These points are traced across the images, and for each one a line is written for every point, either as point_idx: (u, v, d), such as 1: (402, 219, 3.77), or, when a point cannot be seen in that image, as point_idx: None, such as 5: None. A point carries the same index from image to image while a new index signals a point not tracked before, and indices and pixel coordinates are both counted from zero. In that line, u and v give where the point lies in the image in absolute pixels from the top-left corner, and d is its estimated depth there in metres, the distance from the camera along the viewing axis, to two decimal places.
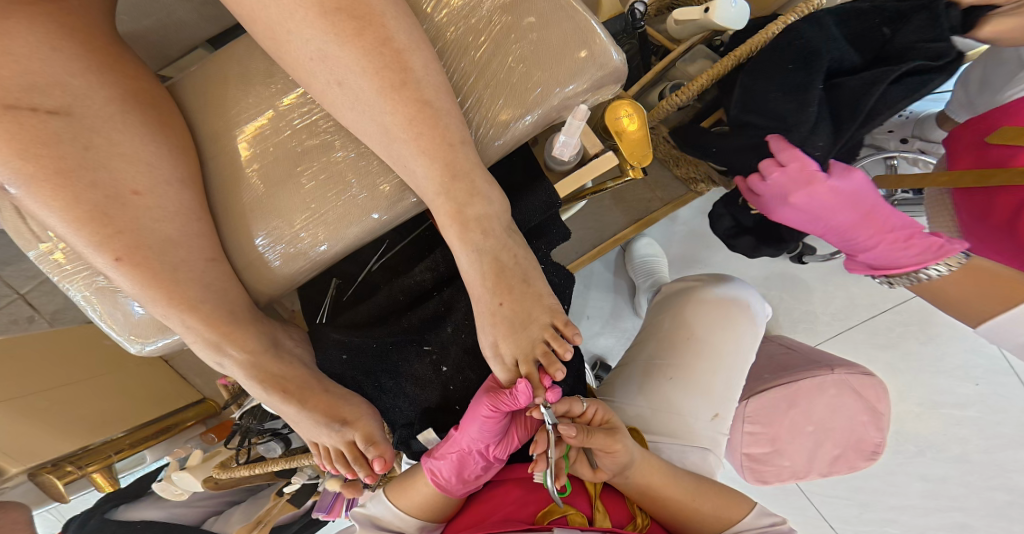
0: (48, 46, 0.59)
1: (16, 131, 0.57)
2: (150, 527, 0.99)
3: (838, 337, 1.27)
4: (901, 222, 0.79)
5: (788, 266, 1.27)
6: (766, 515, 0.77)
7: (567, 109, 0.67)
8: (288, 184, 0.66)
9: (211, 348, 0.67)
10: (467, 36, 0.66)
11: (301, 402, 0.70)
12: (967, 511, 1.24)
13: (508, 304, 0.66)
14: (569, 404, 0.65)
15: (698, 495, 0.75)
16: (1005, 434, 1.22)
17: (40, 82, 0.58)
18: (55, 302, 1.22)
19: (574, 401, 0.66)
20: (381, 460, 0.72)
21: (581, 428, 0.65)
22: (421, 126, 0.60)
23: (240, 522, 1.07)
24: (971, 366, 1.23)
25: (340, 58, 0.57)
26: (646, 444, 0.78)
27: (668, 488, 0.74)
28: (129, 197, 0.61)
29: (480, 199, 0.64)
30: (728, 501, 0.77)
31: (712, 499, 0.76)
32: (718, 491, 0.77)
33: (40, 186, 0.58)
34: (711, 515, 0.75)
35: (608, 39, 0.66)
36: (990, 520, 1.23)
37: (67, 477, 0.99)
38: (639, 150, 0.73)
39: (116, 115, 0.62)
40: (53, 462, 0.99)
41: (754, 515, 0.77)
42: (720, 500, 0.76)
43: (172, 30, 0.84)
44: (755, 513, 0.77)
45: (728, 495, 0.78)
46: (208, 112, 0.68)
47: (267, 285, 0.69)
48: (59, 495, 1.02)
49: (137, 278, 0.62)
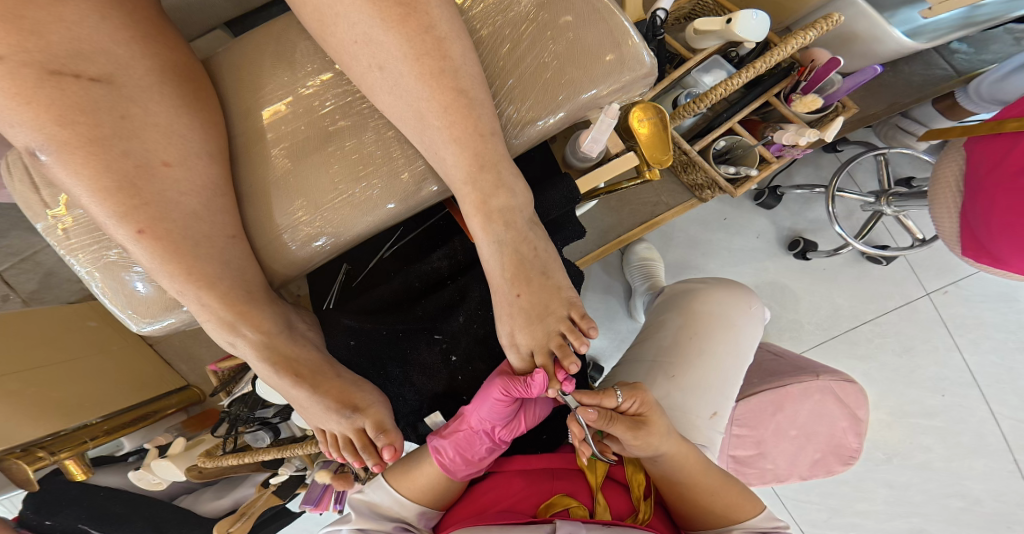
0: (99, 15, 0.59)
1: (54, 97, 0.56)
2: (114, 498, 1.05)
3: (822, 345, 1.31)
4: None
5: (777, 276, 1.31)
6: (771, 518, 0.77)
7: (595, 108, 0.69)
8: (314, 165, 0.66)
9: (225, 327, 0.66)
10: (503, 30, 0.67)
11: (311, 386, 0.69)
12: (924, 516, 1.30)
13: (525, 296, 0.67)
14: (587, 393, 0.65)
15: (715, 490, 0.75)
16: (964, 443, 1.28)
17: (85, 49, 0.57)
18: (33, 283, 1.20)
19: (607, 394, 0.66)
20: (390, 449, 0.71)
21: (603, 412, 0.65)
22: (455, 115, 0.61)
23: (211, 499, 1.13)
24: (939, 378, 1.28)
25: (384, 43, 0.58)
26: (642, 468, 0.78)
27: (677, 485, 0.74)
28: (159, 169, 0.60)
29: (505, 191, 0.65)
30: (743, 495, 0.76)
31: (732, 495, 0.76)
32: (742, 491, 0.77)
33: (71, 152, 0.57)
34: (722, 511, 0.75)
35: (640, 42, 0.68)
36: (944, 526, 1.29)
37: (38, 463, 0.95)
38: (660, 152, 0.75)
39: (154, 86, 0.61)
40: (23, 447, 0.95)
41: (761, 517, 0.76)
42: (737, 496, 0.76)
43: (196, 11, 0.83)
44: (766, 514, 0.77)
45: (742, 492, 0.77)
46: (238, 90, 0.68)
47: (284, 266, 0.68)
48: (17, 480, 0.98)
49: (156, 252, 0.61)
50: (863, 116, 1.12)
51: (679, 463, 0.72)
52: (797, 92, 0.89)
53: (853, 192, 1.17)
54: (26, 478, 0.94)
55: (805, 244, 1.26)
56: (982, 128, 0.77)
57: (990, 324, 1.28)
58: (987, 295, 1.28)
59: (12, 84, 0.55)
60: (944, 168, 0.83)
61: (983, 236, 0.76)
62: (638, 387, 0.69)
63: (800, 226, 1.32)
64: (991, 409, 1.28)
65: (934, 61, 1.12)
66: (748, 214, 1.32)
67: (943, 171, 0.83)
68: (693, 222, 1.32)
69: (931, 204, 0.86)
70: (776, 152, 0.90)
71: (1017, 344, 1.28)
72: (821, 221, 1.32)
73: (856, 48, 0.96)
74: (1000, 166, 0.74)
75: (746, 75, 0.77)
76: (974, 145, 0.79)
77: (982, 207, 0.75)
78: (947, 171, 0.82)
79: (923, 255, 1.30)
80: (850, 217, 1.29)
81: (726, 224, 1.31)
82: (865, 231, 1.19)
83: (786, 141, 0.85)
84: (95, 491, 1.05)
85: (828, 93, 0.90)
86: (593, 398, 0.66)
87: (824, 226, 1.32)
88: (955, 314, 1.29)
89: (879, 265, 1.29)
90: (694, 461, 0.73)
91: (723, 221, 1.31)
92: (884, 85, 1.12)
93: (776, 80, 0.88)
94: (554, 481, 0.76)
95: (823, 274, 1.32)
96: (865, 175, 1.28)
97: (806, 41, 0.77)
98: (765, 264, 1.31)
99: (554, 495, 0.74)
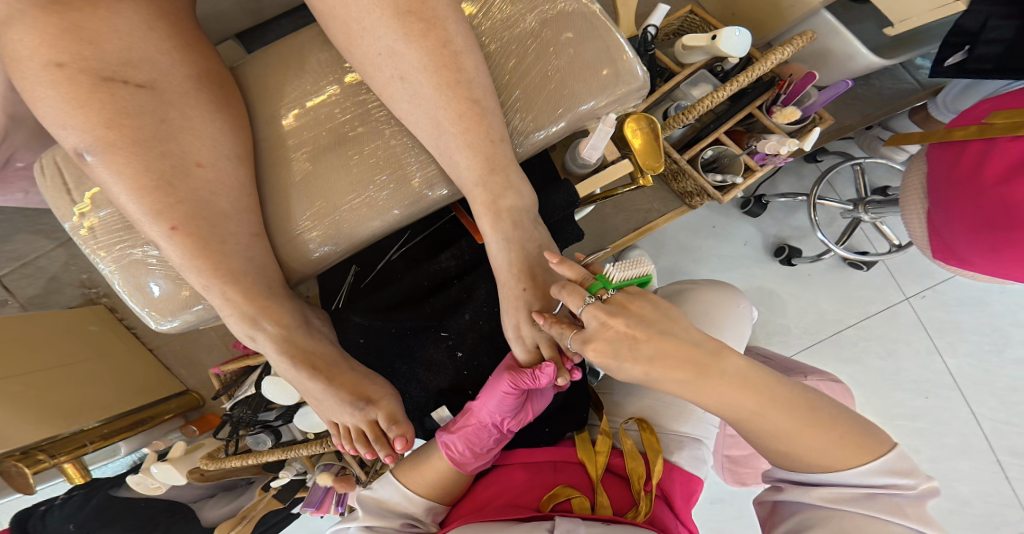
0: (146, 27, 0.63)
1: (102, 100, 0.61)
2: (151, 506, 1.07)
3: (809, 349, 1.36)
4: (1005, 215, 0.74)
5: (765, 283, 1.37)
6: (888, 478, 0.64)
7: (593, 118, 0.74)
8: (334, 170, 0.70)
9: (247, 321, 0.69)
10: (510, 45, 0.72)
11: (328, 379, 0.73)
12: None
13: (531, 290, 0.72)
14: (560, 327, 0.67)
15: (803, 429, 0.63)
16: (949, 444, 1.33)
17: (132, 57, 0.62)
18: (35, 287, 1.22)
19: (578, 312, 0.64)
20: (402, 440, 0.74)
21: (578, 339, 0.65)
22: (468, 122, 0.66)
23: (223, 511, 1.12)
24: (922, 380, 1.34)
25: (406, 55, 0.63)
26: (642, 464, 0.80)
27: None
28: (193, 170, 0.64)
29: (513, 192, 0.70)
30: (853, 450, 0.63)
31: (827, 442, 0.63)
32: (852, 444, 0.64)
33: (113, 152, 0.61)
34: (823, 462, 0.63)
35: (634, 57, 0.73)
36: None
37: (38, 465, 0.98)
38: (652, 159, 0.81)
39: (190, 93, 0.65)
40: (22, 450, 0.98)
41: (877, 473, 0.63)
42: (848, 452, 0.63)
43: (212, 22, 0.88)
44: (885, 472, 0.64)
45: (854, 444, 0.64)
46: (262, 97, 0.72)
47: (305, 265, 0.72)
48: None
49: (187, 248, 0.64)
50: (840, 127, 1.18)
51: None
52: (777, 105, 0.94)
53: (832, 201, 1.23)
54: (27, 483, 0.97)
55: (789, 251, 1.33)
56: (934, 137, 0.84)
57: (965, 327, 1.35)
58: (962, 299, 1.35)
59: (65, 88, 0.60)
60: (909, 178, 0.90)
61: (950, 240, 0.81)
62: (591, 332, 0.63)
63: (785, 233, 1.38)
64: (973, 411, 1.33)
65: (900, 76, 1.20)
66: (735, 221, 1.38)
67: (910, 179, 0.90)
68: (683, 230, 1.38)
69: (902, 212, 0.92)
70: (760, 161, 0.95)
71: (992, 347, 1.34)
72: (804, 229, 1.38)
73: (829, 65, 1.03)
74: (953, 170, 0.80)
75: (729, 88, 0.83)
76: (931, 152, 0.86)
77: (943, 209, 0.81)
78: (913, 178, 0.89)
79: (900, 261, 1.37)
80: (831, 224, 1.35)
81: (715, 231, 1.37)
82: (844, 237, 1.25)
83: (768, 150, 0.90)
84: (134, 503, 1.06)
85: (805, 105, 0.95)
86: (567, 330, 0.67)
87: (807, 233, 1.38)
88: (934, 318, 1.35)
89: (860, 270, 1.36)
90: None
91: (712, 229, 1.37)
92: (857, 97, 1.20)
93: (758, 93, 0.93)
94: (556, 474, 0.80)
95: (809, 280, 1.37)
96: (841, 184, 1.35)
97: (783, 57, 0.83)
98: (752, 270, 1.37)
99: (556, 487, 0.77)
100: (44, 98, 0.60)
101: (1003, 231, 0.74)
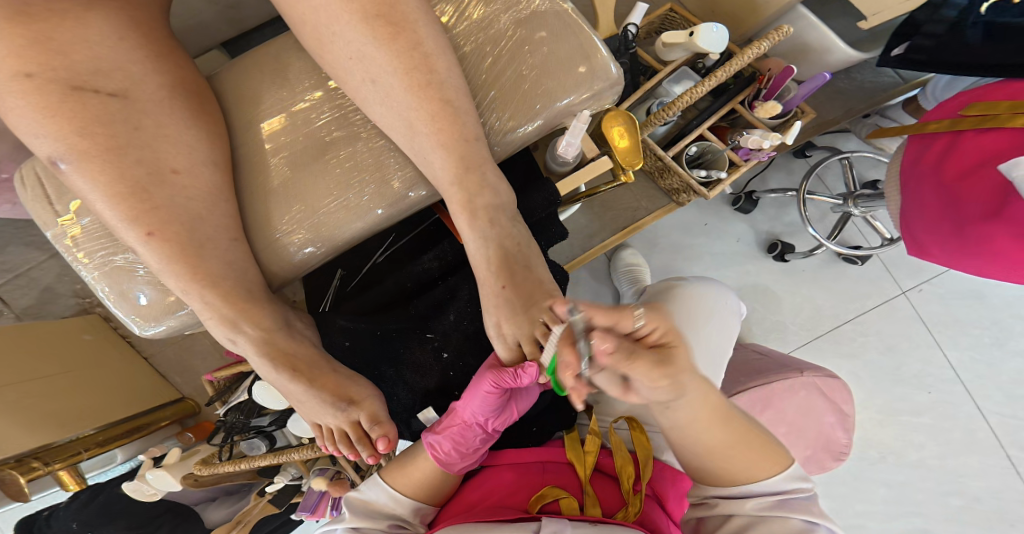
0: (117, 37, 0.64)
1: (72, 109, 0.61)
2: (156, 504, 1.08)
3: (807, 346, 1.35)
4: (967, 207, 0.74)
5: (759, 281, 1.36)
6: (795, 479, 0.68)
7: (569, 115, 0.74)
8: (312, 174, 0.71)
9: (228, 325, 0.69)
10: (485, 46, 0.72)
11: (310, 381, 0.73)
12: (927, 516, 1.31)
13: (509, 288, 0.71)
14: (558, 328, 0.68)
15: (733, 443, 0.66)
16: (956, 440, 1.32)
17: (104, 66, 0.63)
18: (28, 297, 1.23)
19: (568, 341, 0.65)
20: (384, 439, 0.75)
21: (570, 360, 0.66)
22: (441, 122, 0.66)
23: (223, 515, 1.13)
24: (924, 375, 1.33)
25: (377, 58, 0.63)
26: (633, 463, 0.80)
27: None
28: (168, 176, 0.65)
29: (489, 191, 0.70)
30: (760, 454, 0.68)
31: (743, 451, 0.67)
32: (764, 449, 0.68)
33: (87, 160, 0.62)
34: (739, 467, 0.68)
35: (608, 54, 0.74)
36: (948, 526, 1.31)
37: (32, 473, 0.97)
38: (632, 156, 0.80)
39: (164, 100, 0.66)
40: (17, 457, 0.97)
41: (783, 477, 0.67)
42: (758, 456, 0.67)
43: (191, 33, 0.89)
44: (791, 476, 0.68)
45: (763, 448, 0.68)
46: (238, 104, 0.72)
47: (286, 268, 0.73)
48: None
49: (164, 253, 0.65)
50: (820, 121, 1.18)
51: None
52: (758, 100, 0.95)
53: (822, 196, 1.22)
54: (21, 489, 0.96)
55: (783, 246, 1.32)
56: (911, 128, 0.84)
57: (964, 321, 1.34)
58: (959, 292, 1.35)
59: (37, 98, 0.60)
60: (889, 169, 0.90)
61: (914, 229, 0.81)
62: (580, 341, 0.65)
63: (778, 229, 1.38)
64: (978, 405, 1.33)
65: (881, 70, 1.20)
66: (727, 218, 1.37)
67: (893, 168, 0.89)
68: (676, 228, 1.37)
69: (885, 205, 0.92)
70: (744, 157, 0.95)
71: (992, 339, 1.34)
72: (796, 225, 1.38)
73: (808, 58, 1.03)
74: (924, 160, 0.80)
75: (709, 83, 0.82)
76: (908, 143, 0.85)
77: (912, 198, 0.81)
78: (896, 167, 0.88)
79: (895, 255, 1.37)
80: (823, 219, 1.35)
81: (707, 229, 1.37)
82: (835, 232, 1.24)
83: (752, 146, 0.90)
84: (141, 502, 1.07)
85: (785, 99, 0.96)
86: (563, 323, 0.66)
87: (800, 229, 1.38)
88: (931, 311, 1.35)
89: (855, 265, 1.36)
90: None
91: (704, 227, 1.37)
92: (840, 91, 1.20)
93: (739, 88, 0.94)
94: (545, 474, 0.80)
95: (805, 277, 1.37)
96: (832, 178, 1.34)
97: (760, 51, 0.83)
98: (748, 267, 1.36)
99: (544, 487, 0.77)
100: (16, 107, 0.60)
101: (961, 223, 0.74)
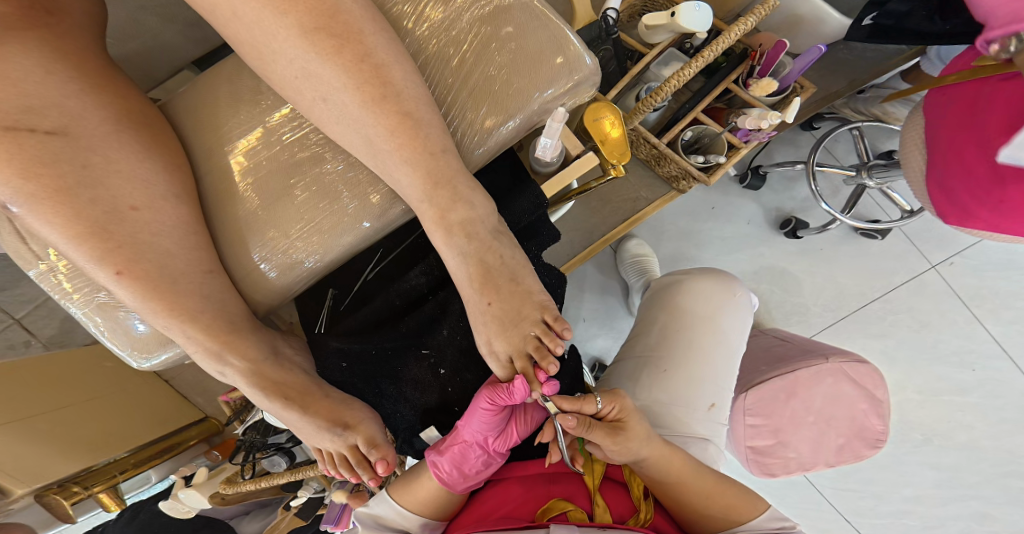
0: (47, 72, 0.63)
1: (17, 153, 0.60)
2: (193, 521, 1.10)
3: (833, 327, 1.27)
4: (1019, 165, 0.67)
5: (776, 262, 1.29)
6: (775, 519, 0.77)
7: (545, 113, 0.70)
8: (281, 197, 0.69)
9: (212, 357, 0.69)
10: (447, 48, 0.69)
11: (302, 407, 0.71)
12: (983, 499, 1.23)
13: (496, 304, 0.69)
14: (568, 400, 0.67)
15: (711, 492, 0.75)
16: (1008, 419, 1.23)
17: (35, 105, 0.61)
18: (52, 327, 1.24)
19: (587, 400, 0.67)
20: (382, 463, 0.74)
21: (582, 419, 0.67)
22: (401, 136, 0.63)
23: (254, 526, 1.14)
24: (965, 351, 1.25)
25: (323, 76, 0.61)
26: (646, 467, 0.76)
27: (682, 486, 0.74)
28: (127, 213, 0.64)
29: (462, 204, 0.67)
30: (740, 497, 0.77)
31: (726, 495, 0.76)
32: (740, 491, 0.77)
33: (43, 204, 0.61)
34: (723, 513, 0.76)
35: (581, 46, 0.70)
36: (1009, 508, 1.23)
37: (74, 497, 1.00)
38: (620, 149, 0.75)
39: (110, 135, 0.65)
40: (59, 482, 0.99)
41: (764, 517, 0.76)
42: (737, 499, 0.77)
43: (159, 53, 0.91)
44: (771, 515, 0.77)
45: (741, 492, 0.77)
46: (200, 132, 0.71)
47: (264, 295, 0.71)
48: (16, 525, 0.96)
49: (137, 292, 0.64)
50: (824, 94, 1.12)
51: (667, 466, 0.73)
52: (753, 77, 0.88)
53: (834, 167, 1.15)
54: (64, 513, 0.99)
55: (795, 222, 1.26)
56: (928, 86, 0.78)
57: (1004, 293, 1.26)
58: (996, 262, 1.26)
59: None
60: (907, 136, 0.83)
61: (956, 199, 0.74)
62: (618, 394, 0.70)
63: (788, 206, 1.30)
64: None
65: None
66: (735, 199, 1.30)
67: (910, 133, 0.82)
68: (682, 213, 1.31)
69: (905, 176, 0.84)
70: (743, 137, 0.90)
71: None
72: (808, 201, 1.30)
73: (802, 31, 0.97)
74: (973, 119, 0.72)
75: (695, 65, 0.76)
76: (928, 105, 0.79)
77: (948, 165, 0.74)
78: (914, 133, 0.82)
79: (920, 227, 1.28)
80: (836, 193, 1.27)
81: (715, 212, 1.30)
82: (850, 205, 1.17)
83: (750, 125, 0.85)
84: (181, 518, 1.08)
85: (782, 75, 0.90)
86: (573, 404, 0.68)
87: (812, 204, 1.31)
88: (966, 285, 1.26)
89: (875, 239, 1.28)
90: (679, 464, 0.74)
91: (711, 211, 1.30)
92: (841, 63, 1.12)
93: (732, 65, 0.90)
94: (551, 486, 0.76)
95: (828, 255, 1.29)
96: (844, 149, 1.26)
97: (748, 27, 0.76)
98: (765, 250, 1.29)
99: (551, 499, 0.73)
100: None
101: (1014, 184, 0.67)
